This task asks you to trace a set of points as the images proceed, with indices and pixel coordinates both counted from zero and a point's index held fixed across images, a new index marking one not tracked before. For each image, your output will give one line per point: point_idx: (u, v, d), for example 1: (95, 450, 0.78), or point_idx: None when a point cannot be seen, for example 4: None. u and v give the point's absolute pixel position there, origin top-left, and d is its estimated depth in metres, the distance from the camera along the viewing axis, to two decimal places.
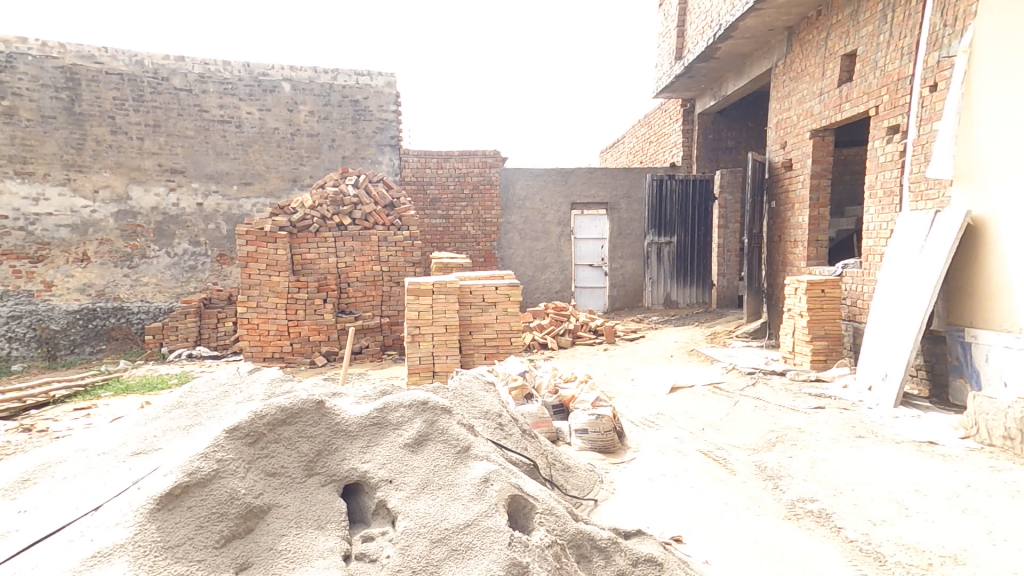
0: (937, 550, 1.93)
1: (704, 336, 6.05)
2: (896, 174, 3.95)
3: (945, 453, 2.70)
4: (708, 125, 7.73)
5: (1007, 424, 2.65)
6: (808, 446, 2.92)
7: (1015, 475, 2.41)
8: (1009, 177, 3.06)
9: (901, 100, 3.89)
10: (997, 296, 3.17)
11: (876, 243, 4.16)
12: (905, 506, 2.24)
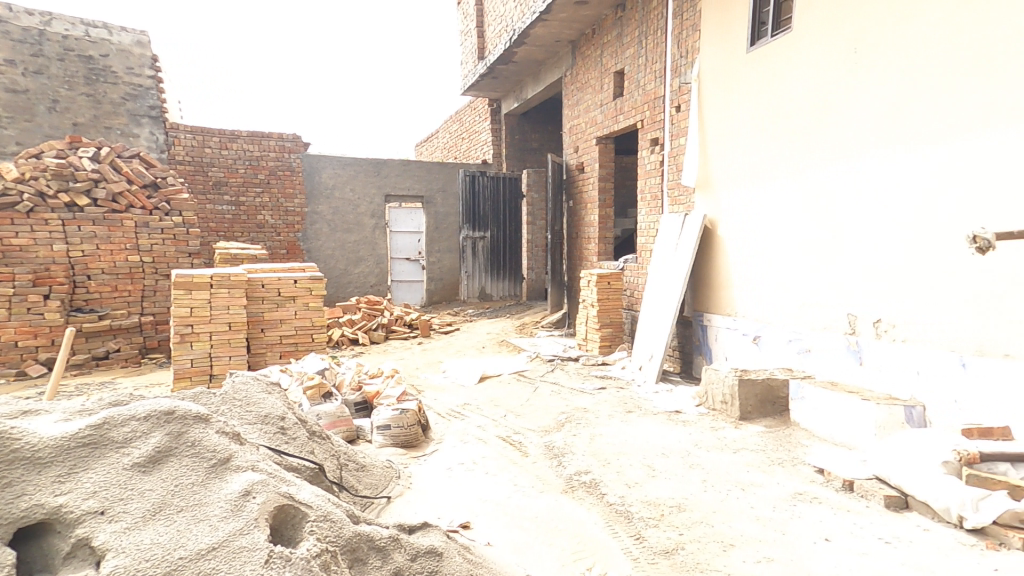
0: (669, 501, 2.30)
1: (513, 326, 6.42)
2: (658, 181, 4.62)
3: (685, 419, 3.22)
4: (514, 126, 8.14)
5: (724, 390, 3.20)
6: (590, 424, 3.26)
7: (728, 431, 2.96)
8: (728, 188, 3.79)
9: (658, 116, 4.56)
10: (723, 286, 3.88)
11: (647, 241, 4.81)
12: (653, 468, 2.61)
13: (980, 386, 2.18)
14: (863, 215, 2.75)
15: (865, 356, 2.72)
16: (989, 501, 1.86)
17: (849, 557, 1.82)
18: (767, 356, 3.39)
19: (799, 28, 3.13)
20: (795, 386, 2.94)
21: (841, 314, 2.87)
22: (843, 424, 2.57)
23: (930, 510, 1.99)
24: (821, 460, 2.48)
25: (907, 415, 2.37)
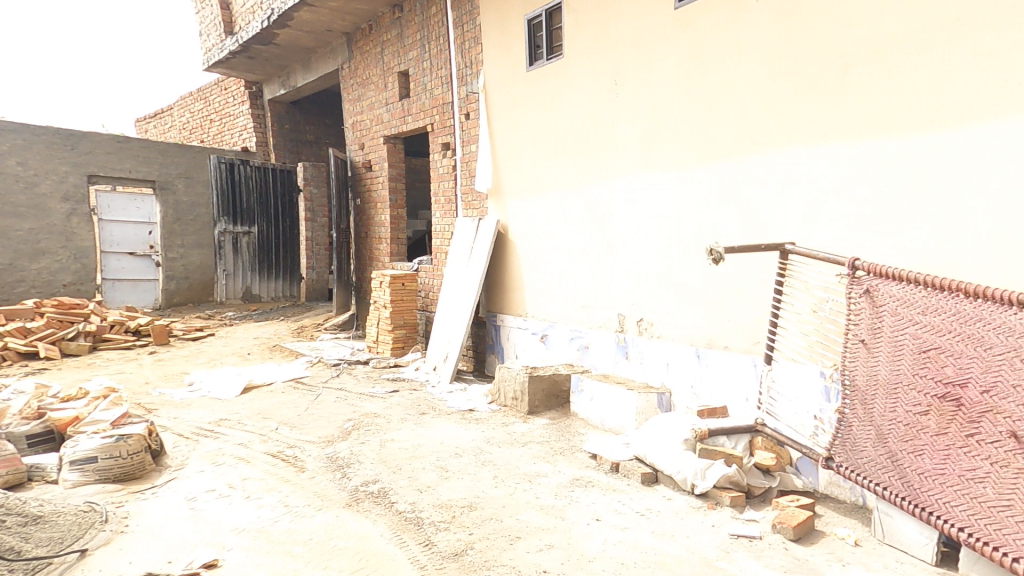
0: (460, 502, 2.24)
1: (291, 330, 5.81)
2: (451, 185, 4.66)
3: (478, 417, 3.25)
4: (282, 114, 7.46)
5: (516, 387, 3.33)
6: (379, 430, 3.04)
7: (519, 427, 3.08)
8: (517, 196, 4.02)
9: (448, 122, 4.60)
10: (515, 289, 4.10)
11: (442, 243, 4.80)
12: (446, 469, 2.54)
13: (710, 373, 2.65)
14: (627, 226, 3.17)
15: (629, 351, 3.12)
16: (712, 469, 2.21)
17: (617, 533, 2.00)
18: (554, 354, 3.68)
19: (570, 56, 3.48)
20: (574, 381, 3.20)
21: (613, 315, 3.27)
22: (612, 412, 2.88)
23: (673, 481, 2.31)
24: (594, 446, 2.72)
25: (657, 401, 2.77)
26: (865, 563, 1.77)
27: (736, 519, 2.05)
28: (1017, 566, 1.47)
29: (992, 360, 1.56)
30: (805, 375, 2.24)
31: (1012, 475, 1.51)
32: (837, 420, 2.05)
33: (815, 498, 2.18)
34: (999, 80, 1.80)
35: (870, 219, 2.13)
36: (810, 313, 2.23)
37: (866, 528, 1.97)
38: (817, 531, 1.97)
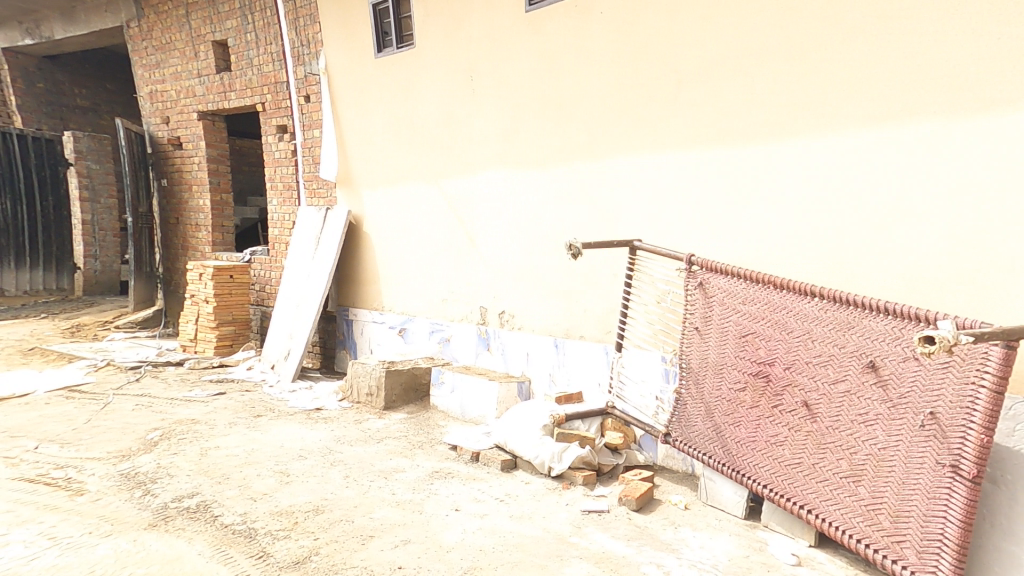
0: (304, 506, 2.00)
1: (58, 329, 4.87)
2: (291, 171, 4.27)
3: (327, 416, 2.97)
4: (32, 68, 6.07)
5: (371, 382, 3.13)
6: (199, 437, 2.59)
7: (373, 423, 2.88)
8: (371, 186, 3.82)
9: (284, 103, 4.22)
10: (369, 281, 3.89)
11: (281, 233, 4.35)
12: (286, 473, 2.25)
13: (568, 361, 2.79)
14: (487, 221, 3.20)
15: (491, 343, 3.16)
16: (568, 451, 2.32)
17: (475, 521, 1.95)
18: (416, 347, 3.57)
19: (421, 47, 3.40)
20: (435, 374, 3.12)
21: (475, 308, 3.28)
22: (473, 402, 2.87)
23: (530, 466, 2.37)
24: (454, 437, 2.66)
25: (517, 389, 2.86)
26: (691, 523, 1.97)
27: (587, 496, 2.16)
28: (804, 512, 1.79)
29: (792, 342, 1.89)
30: (648, 360, 2.45)
31: (803, 437, 1.84)
32: (674, 398, 2.30)
33: (654, 470, 2.41)
34: (794, 106, 2.11)
35: (698, 220, 2.40)
36: (654, 303, 2.44)
37: (693, 493, 2.22)
38: (654, 500, 2.16)
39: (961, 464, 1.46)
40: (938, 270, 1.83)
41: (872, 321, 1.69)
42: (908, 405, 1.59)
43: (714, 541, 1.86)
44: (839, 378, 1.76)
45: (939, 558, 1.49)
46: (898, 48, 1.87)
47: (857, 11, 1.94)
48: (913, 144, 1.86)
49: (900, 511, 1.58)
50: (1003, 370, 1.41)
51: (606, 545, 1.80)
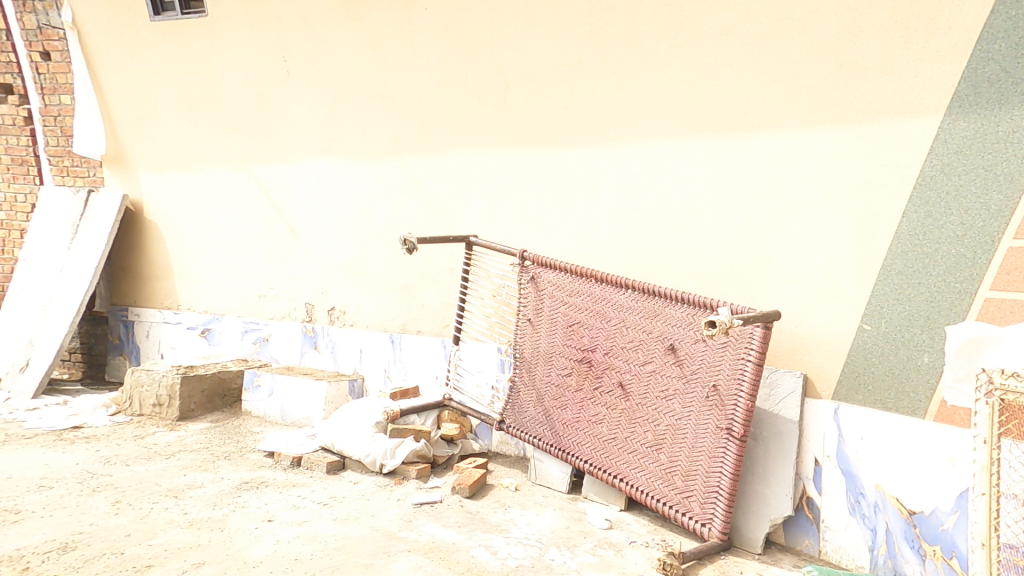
0: (44, 547, 1.60)
1: None
2: (23, 142, 3.49)
3: (90, 435, 2.48)
4: None
5: (159, 392, 2.70)
6: None
7: (156, 438, 2.46)
8: (154, 169, 3.37)
9: (3, 56, 3.43)
10: (158, 276, 3.40)
11: (11, 218, 3.50)
12: (14, 509, 1.79)
13: (404, 356, 2.72)
14: (314, 210, 2.98)
15: (319, 341, 2.94)
16: (401, 447, 2.25)
17: (290, 529, 1.77)
18: (224, 349, 3.17)
19: (213, 18, 3.11)
20: (249, 377, 2.81)
21: (299, 305, 3.03)
22: (294, 403, 2.66)
23: (360, 464, 2.26)
24: (270, 443, 2.40)
25: (348, 387, 2.71)
26: (520, 503, 2.06)
27: (420, 490, 2.12)
28: (617, 481, 2.01)
29: (610, 329, 2.10)
30: (485, 350, 2.52)
31: (617, 414, 2.06)
32: (509, 386, 2.40)
33: (488, 457, 2.48)
34: (604, 117, 2.28)
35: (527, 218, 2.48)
36: (490, 295, 2.51)
37: (523, 474, 2.34)
38: (487, 486, 2.20)
39: (733, 426, 1.77)
40: (718, 266, 2.06)
41: (672, 309, 1.95)
42: (698, 380, 1.88)
43: (540, 516, 1.96)
44: (647, 360, 2.00)
45: (716, 507, 1.78)
46: (687, 72, 2.09)
47: (652, 37, 2.15)
48: (699, 157, 2.08)
49: (690, 470, 1.86)
50: (762, 348, 1.75)
51: (436, 535, 1.78)
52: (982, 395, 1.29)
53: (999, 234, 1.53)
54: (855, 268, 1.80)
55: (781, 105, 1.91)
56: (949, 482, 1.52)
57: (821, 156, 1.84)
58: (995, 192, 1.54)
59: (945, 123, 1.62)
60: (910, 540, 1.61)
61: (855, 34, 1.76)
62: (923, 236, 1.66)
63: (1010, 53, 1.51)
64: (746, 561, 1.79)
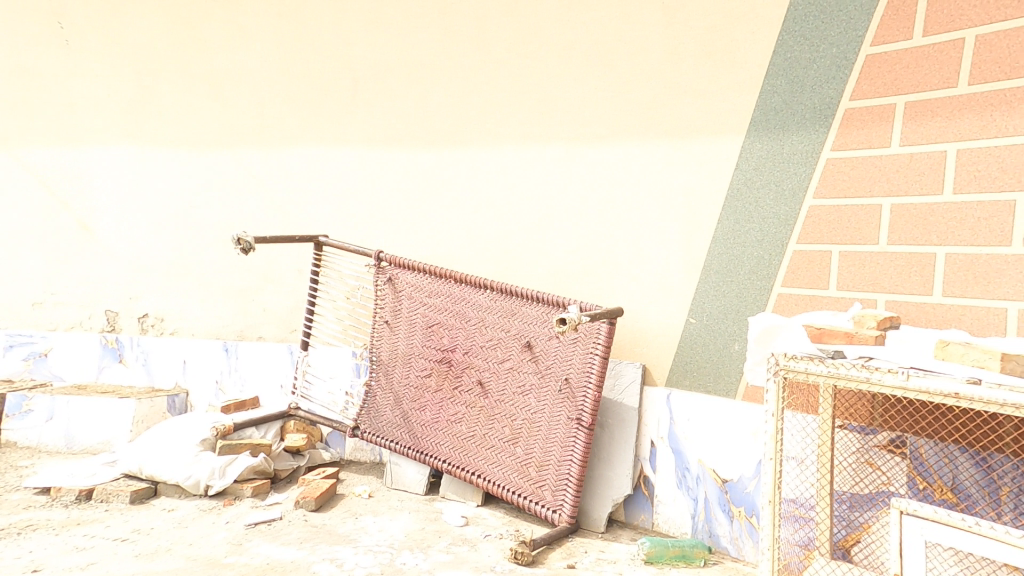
0: None
1: None
2: None
3: None
4: None
5: None
6: None
7: None
8: None
9: None
10: None
11: None
12: None
13: (240, 366, 2.71)
14: (160, 203, 2.93)
15: (124, 354, 2.86)
16: (233, 465, 2.13)
17: None
18: None
19: None
20: (14, 403, 2.59)
21: (100, 312, 2.97)
22: (87, 427, 2.53)
23: (176, 489, 2.08)
24: (45, 479, 2.13)
25: (167, 404, 2.67)
26: (373, 510, 2.02)
27: (255, 509, 2.00)
28: (475, 477, 2.05)
29: (469, 329, 2.14)
30: (338, 354, 2.51)
31: (476, 412, 2.10)
32: (364, 391, 2.37)
33: (342, 466, 2.43)
34: (460, 120, 2.42)
35: (383, 216, 2.59)
36: (342, 298, 2.50)
37: (378, 480, 2.31)
38: (337, 496, 2.13)
39: (582, 416, 1.90)
40: (570, 266, 2.22)
41: (528, 308, 2.03)
42: (551, 375, 1.98)
43: (394, 521, 1.94)
44: (505, 357, 2.07)
45: (566, 493, 1.90)
46: (535, 82, 2.26)
47: (501, 45, 2.32)
48: (550, 162, 2.24)
49: (543, 461, 1.96)
50: (608, 342, 1.88)
51: (272, 555, 1.67)
52: (772, 374, 1.52)
53: (787, 240, 1.80)
54: (683, 269, 2.02)
55: (618, 119, 2.11)
56: (750, 452, 1.84)
57: (654, 167, 2.05)
58: (783, 204, 1.81)
59: (746, 144, 1.87)
60: (722, 505, 1.89)
61: (676, 59, 1.98)
62: (733, 240, 1.91)
63: (787, 89, 1.78)
64: (590, 541, 1.95)
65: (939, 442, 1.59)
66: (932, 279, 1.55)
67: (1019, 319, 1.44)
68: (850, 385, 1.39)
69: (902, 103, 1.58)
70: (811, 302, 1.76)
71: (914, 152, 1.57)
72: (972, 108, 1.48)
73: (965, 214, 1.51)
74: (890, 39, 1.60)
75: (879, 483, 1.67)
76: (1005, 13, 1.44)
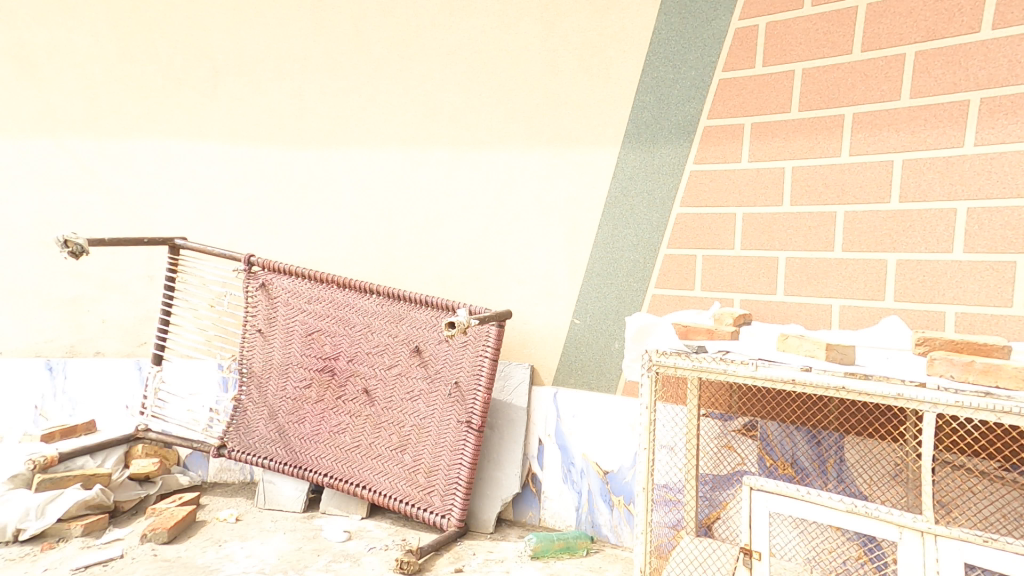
0: None
1: None
2: None
3: None
4: None
5: None
6: None
7: None
8: None
9: None
10: None
11: None
12: None
13: (71, 386, 2.46)
14: None
15: None
16: (57, 502, 1.90)
17: None
18: None
19: None
20: None
21: None
22: None
23: None
24: None
25: None
26: (241, 535, 1.92)
27: (85, 549, 1.82)
28: (360, 489, 1.99)
29: (354, 335, 2.05)
30: (201, 368, 2.36)
31: (362, 421, 2.03)
32: (232, 407, 2.22)
33: (200, 489, 2.31)
34: (342, 119, 2.37)
35: (255, 216, 2.50)
36: (205, 307, 2.34)
37: (249, 502, 2.19)
38: (195, 524, 1.99)
39: (472, 418, 1.88)
40: (458, 270, 2.24)
41: (416, 312, 1.98)
42: (441, 379, 1.95)
43: (265, 544, 1.85)
44: (393, 363, 2.01)
45: (455, 497, 1.89)
46: (419, 85, 2.25)
47: (381, 45, 2.29)
48: (436, 166, 2.25)
49: (432, 467, 1.93)
50: (497, 344, 1.88)
51: None
52: (646, 369, 1.59)
53: (659, 244, 1.94)
54: (566, 272, 2.09)
55: (502, 126, 2.15)
56: (627, 444, 1.95)
57: (537, 174, 2.11)
58: (655, 211, 1.94)
59: (621, 154, 1.98)
60: (604, 495, 1.99)
61: (555, 72, 2.06)
62: (612, 245, 2.01)
63: (655, 106, 1.91)
64: (478, 542, 1.97)
65: (782, 423, 1.79)
66: (775, 280, 1.76)
67: (841, 314, 1.67)
68: (711, 376, 1.47)
69: (749, 124, 1.77)
70: (680, 302, 1.91)
71: (760, 168, 1.77)
72: (802, 131, 1.70)
73: (800, 223, 1.72)
74: (737, 67, 1.78)
75: (736, 464, 1.86)
76: (824, 51, 1.65)
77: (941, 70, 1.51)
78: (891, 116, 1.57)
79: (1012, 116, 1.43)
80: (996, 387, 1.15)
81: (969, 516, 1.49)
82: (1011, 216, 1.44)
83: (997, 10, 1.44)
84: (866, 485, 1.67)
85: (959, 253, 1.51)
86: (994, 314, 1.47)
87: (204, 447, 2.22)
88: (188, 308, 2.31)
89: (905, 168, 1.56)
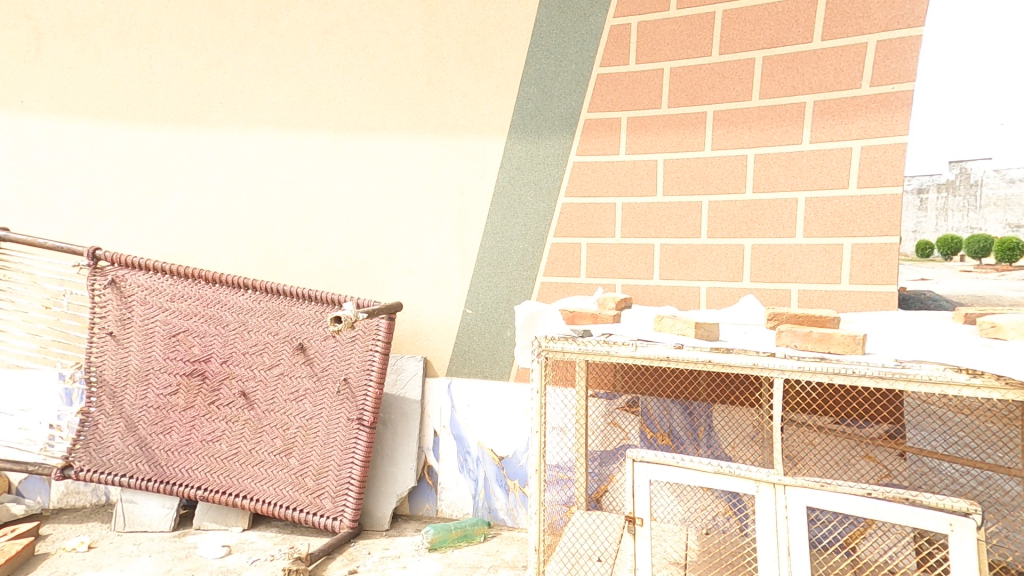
0: None
1: None
2: None
3: None
4: None
5: None
6: None
7: None
8: None
9: None
10: None
11: None
12: None
13: None
14: None
15: None
16: None
17: None
18: None
19: None
20: None
21: None
22: None
23: None
24: None
25: None
26: (94, 564, 1.71)
27: None
28: (239, 499, 1.85)
29: (227, 335, 1.91)
30: (38, 381, 2.09)
31: (240, 427, 1.89)
32: (79, 422, 1.97)
33: (40, 518, 2.04)
34: (204, 98, 2.18)
35: (100, 203, 2.24)
36: (40, 309, 2.09)
37: (105, 526, 1.97)
38: (33, 559, 1.76)
39: (363, 416, 1.82)
40: (343, 261, 2.17)
41: (298, 307, 1.87)
42: (328, 377, 1.86)
43: (126, 571, 1.67)
44: (273, 363, 1.89)
45: (347, 498, 1.82)
46: (293, 65, 2.13)
47: (247, 17, 2.14)
48: (315, 152, 2.15)
49: (322, 469, 1.84)
50: (388, 338, 1.83)
51: None
52: (536, 354, 1.56)
53: (546, 233, 2.01)
54: (456, 261, 2.09)
55: (386, 112, 2.10)
56: (520, 429, 2.00)
57: (425, 162, 2.09)
58: (541, 201, 2.00)
59: (508, 144, 2.02)
60: (500, 481, 2.02)
61: (439, 58, 2.05)
62: (501, 234, 2.05)
63: (538, 97, 1.97)
64: (373, 541, 1.92)
65: (661, 398, 1.92)
66: (651, 266, 1.89)
67: (708, 295, 1.83)
68: (597, 358, 1.49)
69: (625, 118, 1.89)
70: (568, 289, 1.99)
71: (636, 160, 1.89)
72: (671, 126, 1.84)
73: (671, 212, 1.86)
74: (612, 63, 1.89)
75: (621, 439, 1.98)
76: (688, 52, 1.80)
77: (782, 75, 1.70)
78: (744, 115, 1.75)
79: (838, 118, 1.65)
80: (829, 353, 1.29)
81: (811, 467, 1.68)
82: (839, 204, 1.66)
83: (824, 23, 1.65)
84: (730, 447, 1.83)
85: (800, 238, 1.71)
86: (828, 290, 1.69)
87: (42, 470, 1.94)
88: (15, 311, 2.02)
89: (756, 162, 1.75)
